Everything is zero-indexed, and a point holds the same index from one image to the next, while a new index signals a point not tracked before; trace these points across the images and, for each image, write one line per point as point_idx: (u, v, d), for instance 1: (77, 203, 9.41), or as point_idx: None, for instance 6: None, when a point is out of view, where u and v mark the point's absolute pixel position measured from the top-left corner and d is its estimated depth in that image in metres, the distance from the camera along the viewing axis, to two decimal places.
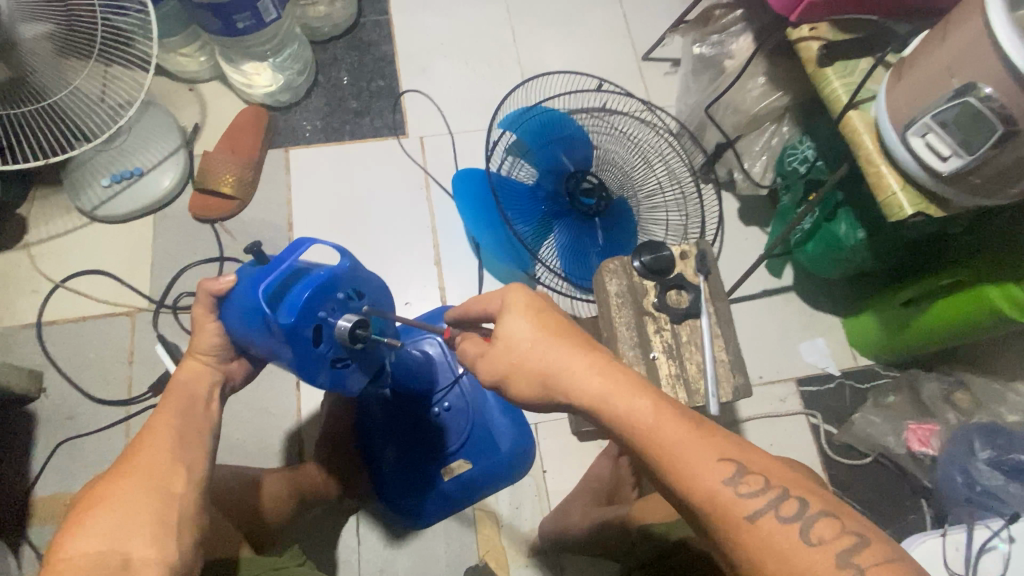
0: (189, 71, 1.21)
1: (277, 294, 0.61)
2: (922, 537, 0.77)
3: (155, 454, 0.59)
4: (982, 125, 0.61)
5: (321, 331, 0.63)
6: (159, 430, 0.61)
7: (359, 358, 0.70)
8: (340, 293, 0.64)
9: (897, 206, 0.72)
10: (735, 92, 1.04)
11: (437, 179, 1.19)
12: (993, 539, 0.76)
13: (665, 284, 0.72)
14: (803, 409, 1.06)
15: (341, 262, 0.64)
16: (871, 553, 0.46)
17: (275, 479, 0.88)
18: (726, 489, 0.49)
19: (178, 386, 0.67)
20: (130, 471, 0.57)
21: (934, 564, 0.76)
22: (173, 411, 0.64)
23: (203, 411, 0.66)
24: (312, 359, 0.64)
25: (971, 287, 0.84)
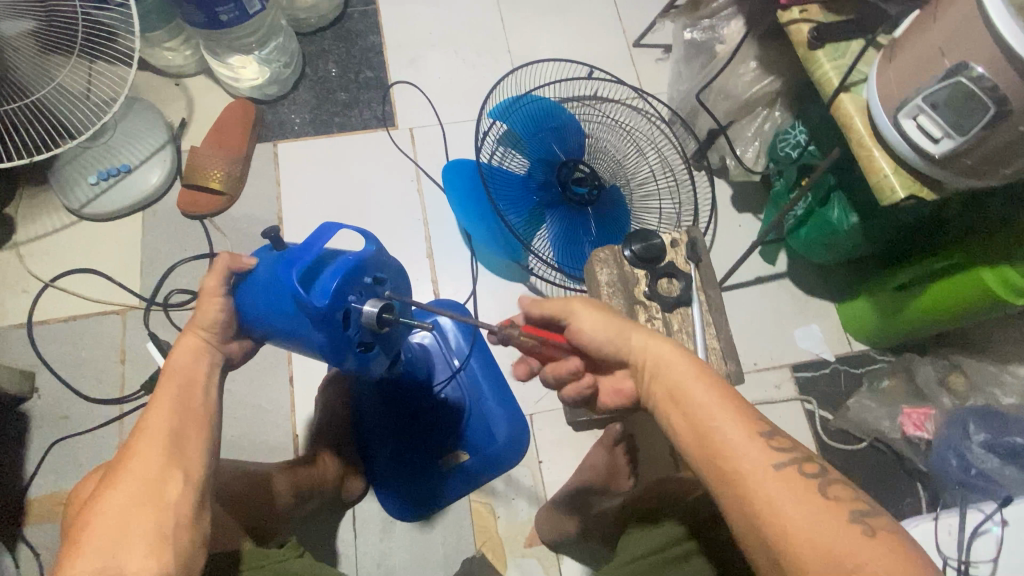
0: (174, 66, 1.19)
1: (308, 277, 0.59)
2: (916, 521, 0.82)
3: (147, 458, 0.56)
4: (975, 105, 0.60)
5: (351, 314, 0.59)
6: (153, 428, 0.58)
7: (385, 344, 0.65)
8: (368, 277, 0.61)
9: (890, 189, 0.71)
10: (726, 77, 1.03)
11: (427, 171, 1.18)
12: (985, 523, 0.80)
13: (655, 272, 0.71)
14: (799, 396, 1.06)
15: (368, 246, 0.62)
16: (884, 518, 0.49)
17: (280, 476, 0.85)
18: (756, 438, 0.54)
19: (173, 373, 0.63)
20: (125, 479, 0.55)
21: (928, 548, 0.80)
22: (169, 405, 0.60)
23: (199, 401, 0.62)
24: (341, 343, 0.60)
25: (966, 269, 0.84)
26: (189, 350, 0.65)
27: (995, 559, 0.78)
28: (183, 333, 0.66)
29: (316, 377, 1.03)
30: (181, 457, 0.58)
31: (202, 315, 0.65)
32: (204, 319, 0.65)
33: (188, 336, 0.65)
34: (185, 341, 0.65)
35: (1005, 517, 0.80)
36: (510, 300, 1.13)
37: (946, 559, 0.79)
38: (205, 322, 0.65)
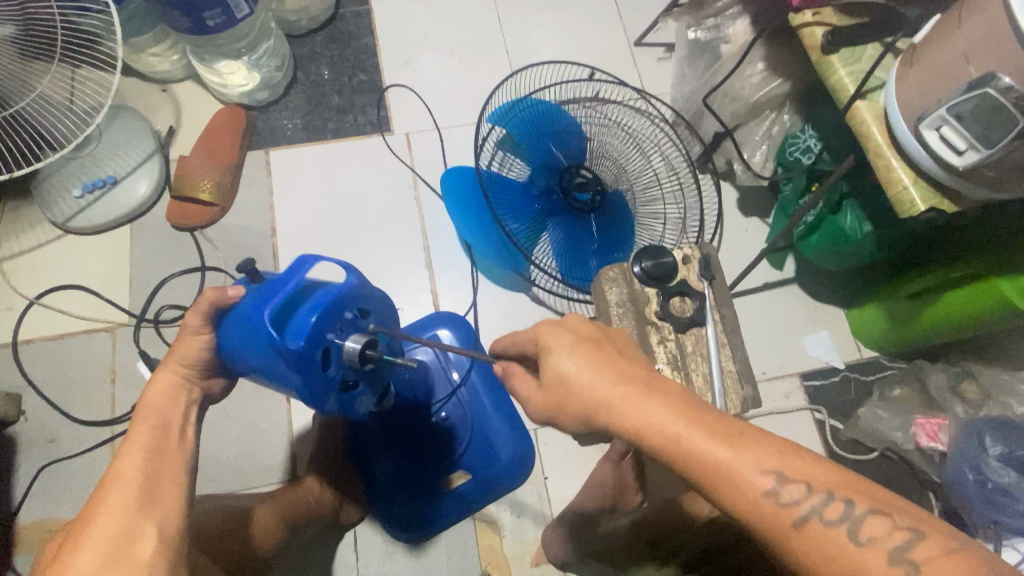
0: (160, 71, 1.15)
1: (282, 316, 0.55)
2: None
3: (117, 506, 0.53)
4: (1003, 118, 0.56)
5: (331, 353, 0.56)
6: (124, 473, 0.56)
7: (371, 381, 0.63)
8: (350, 311, 0.58)
9: (910, 202, 0.68)
10: (733, 79, 1.00)
11: (424, 178, 1.14)
12: None
13: (667, 291, 0.68)
14: (808, 405, 1.05)
15: (349, 278, 0.59)
16: (927, 546, 0.41)
17: (265, 508, 0.82)
18: (766, 501, 0.45)
19: (143, 414, 0.61)
20: (95, 531, 0.52)
21: None
22: (138, 447, 0.58)
23: (173, 441, 0.60)
24: (322, 384, 0.57)
25: (984, 280, 0.82)
26: (161, 389, 0.63)
27: None
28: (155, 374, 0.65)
29: None
30: (155, 501, 0.55)
31: (181, 351, 0.63)
32: (184, 355, 0.63)
33: (163, 375, 0.64)
34: (156, 382, 0.63)
35: None
36: (512, 311, 1.10)
37: None
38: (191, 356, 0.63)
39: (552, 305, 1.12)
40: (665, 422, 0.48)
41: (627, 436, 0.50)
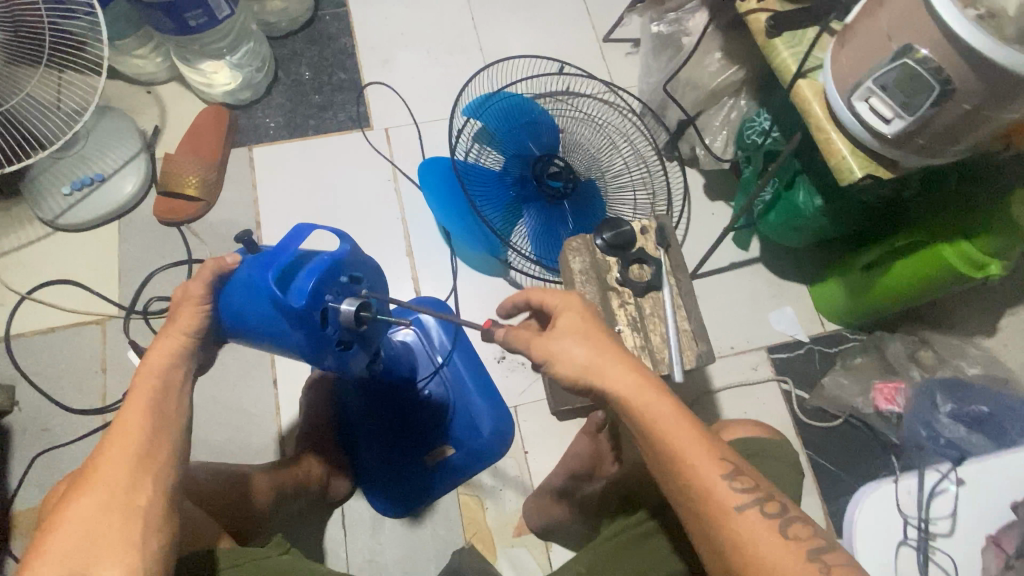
0: (145, 73, 1.19)
1: (282, 280, 0.57)
2: (878, 482, 0.84)
3: (111, 468, 0.57)
4: (920, 85, 0.63)
5: (328, 314, 0.58)
6: (125, 431, 0.59)
7: (365, 342, 0.64)
8: (345, 276, 0.59)
9: (847, 169, 0.73)
10: (693, 68, 1.06)
11: (403, 170, 1.19)
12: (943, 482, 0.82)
13: (626, 258, 0.73)
14: (775, 376, 1.09)
15: (342, 246, 0.59)
16: (839, 552, 0.54)
17: (261, 477, 0.86)
18: (723, 483, 0.55)
19: (146, 377, 0.63)
20: (92, 488, 0.56)
21: (888, 509, 0.83)
22: (136, 414, 0.60)
23: (173, 409, 0.63)
24: (319, 342, 0.59)
25: (927, 247, 0.87)
26: (163, 353, 0.65)
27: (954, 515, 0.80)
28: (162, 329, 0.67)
29: (299, 379, 1.04)
30: (149, 467, 0.58)
31: (195, 288, 0.66)
32: (195, 291, 0.66)
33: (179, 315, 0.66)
34: (165, 340, 0.65)
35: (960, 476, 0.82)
36: (490, 296, 1.14)
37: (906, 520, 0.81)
38: (198, 294, 0.66)
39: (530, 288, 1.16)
40: (654, 400, 0.57)
41: (619, 398, 0.58)
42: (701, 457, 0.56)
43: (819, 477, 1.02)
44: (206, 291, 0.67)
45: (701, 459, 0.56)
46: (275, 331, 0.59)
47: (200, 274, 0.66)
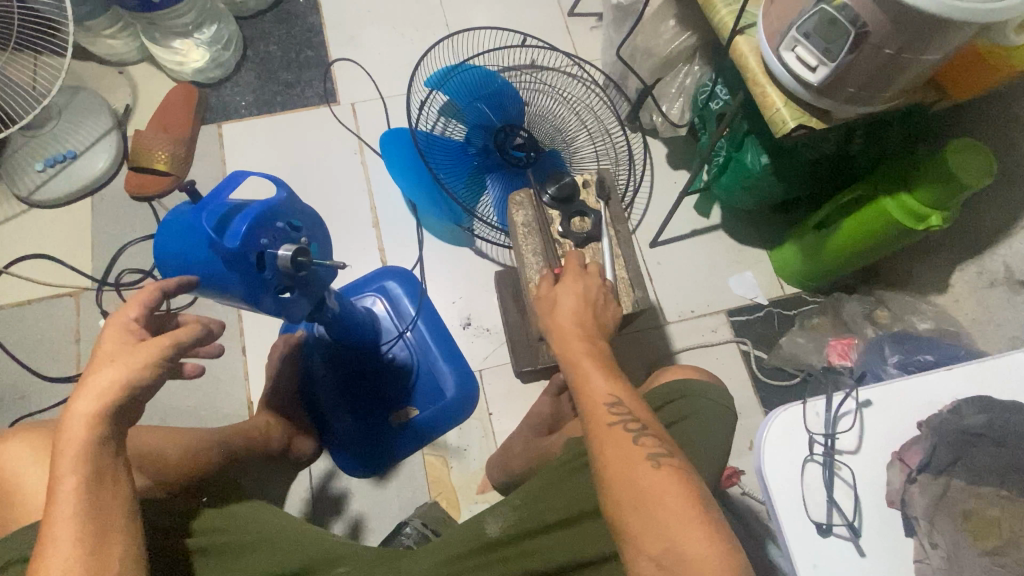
0: (117, 53, 1.22)
1: (219, 222, 0.60)
2: (784, 406, 0.67)
3: (66, 555, 0.48)
4: (839, 30, 0.65)
5: (266, 258, 0.63)
6: (71, 435, 0.51)
7: (305, 290, 0.72)
8: (281, 222, 0.65)
9: (781, 120, 0.75)
10: (648, 36, 1.08)
11: (370, 144, 1.21)
12: (846, 403, 0.67)
13: (568, 211, 0.76)
14: (734, 337, 1.11)
15: (278, 193, 0.65)
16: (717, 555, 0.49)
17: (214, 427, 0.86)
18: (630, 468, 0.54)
19: (71, 446, 0.51)
20: (40, 575, 0.48)
21: (796, 433, 0.66)
22: (73, 493, 0.50)
23: (111, 493, 0.52)
24: (257, 285, 0.64)
25: (870, 201, 0.90)
26: (83, 420, 0.51)
27: (858, 449, 0.65)
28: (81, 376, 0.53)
29: (267, 346, 1.06)
30: (105, 552, 0.50)
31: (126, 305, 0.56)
32: (127, 311, 0.56)
33: (98, 354, 0.53)
34: (82, 395, 0.51)
35: (865, 398, 0.68)
36: (455, 264, 1.16)
37: (811, 438, 0.65)
38: (135, 314, 0.55)
39: (496, 257, 1.17)
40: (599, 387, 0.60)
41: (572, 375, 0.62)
42: (614, 441, 0.56)
43: None
44: (143, 314, 0.56)
45: (614, 448, 0.55)
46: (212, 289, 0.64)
47: (137, 294, 0.56)
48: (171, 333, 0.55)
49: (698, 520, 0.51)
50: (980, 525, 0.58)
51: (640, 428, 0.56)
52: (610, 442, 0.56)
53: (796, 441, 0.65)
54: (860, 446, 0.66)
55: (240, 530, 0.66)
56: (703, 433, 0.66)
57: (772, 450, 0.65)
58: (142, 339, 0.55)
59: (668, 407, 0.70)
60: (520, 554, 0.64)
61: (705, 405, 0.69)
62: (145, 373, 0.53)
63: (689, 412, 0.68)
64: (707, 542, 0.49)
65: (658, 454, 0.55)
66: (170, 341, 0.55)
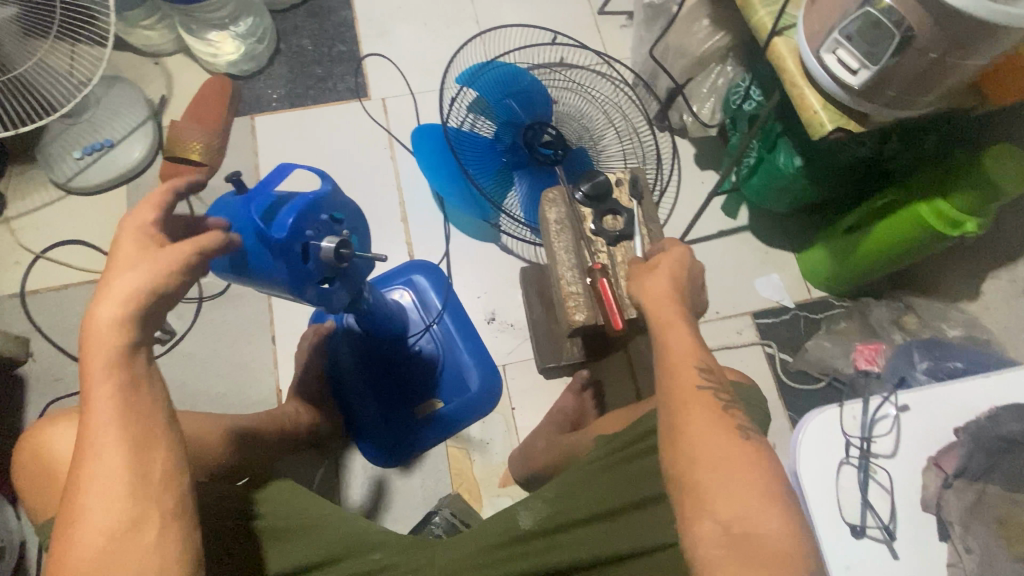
0: (154, 45, 1.24)
1: (266, 213, 0.61)
2: (820, 409, 0.69)
3: (110, 460, 0.49)
4: (882, 33, 0.65)
5: (310, 249, 0.65)
6: (96, 335, 0.50)
7: (344, 280, 0.74)
8: (324, 215, 0.66)
9: (818, 123, 0.75)
10: (681, 35, 1.08)
11: (399, 139, 1.23)
12: (884, 406, 0.68)
13: (600, 209, 0.76)
14: (759, 340, 1.11)
15: (323, 186, 0.67)
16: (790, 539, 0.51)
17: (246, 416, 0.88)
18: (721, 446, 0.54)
19: (97, 350, 0.50)
20: (88, 479, 0.48)
21: (831, 436, 0.67)
22: (107, 396, 0.49)
23: (146, 393, 0.51)
24: (302, 276, 0.66)
25: (904, 205, 0.89)
26: (106, 322, 0.50)
27: (893, 454, 0.66)
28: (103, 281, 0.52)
29: (296, 336, 1.08)
30: (149, 453, 0.50)
31: (142, 211, 0.55)
32: (145, 217, 0.55)
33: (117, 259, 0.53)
34: (105, 297, 0.51)
35: (902, 401, 0.68)
36: (482, 260, 1.16)
37: (848, 441, 0.67)
38: (154, 219, 0.55)
39: (521, 253, 1.18)
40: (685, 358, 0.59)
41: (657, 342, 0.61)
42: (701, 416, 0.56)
43: None
44: (162, 216, 0.56)
45: (700, 418, 0.56)
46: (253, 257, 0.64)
47: (150, 198, 0.56)
48: (192, 240, 0.54)
49: (772, 498, 0.52)
50: (1014, 531, 0.58)
51: (728, 406, 0.58)
52: (694, 413, 0.56)
53: (830, 444, 0.67)
54: (896, 449, 0.66)
55: (287, 512, 0.67)
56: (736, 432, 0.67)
57: (804, 454, 0.67)
58: (162, 244, 0.55)
59: None
60: (550, 548, 0.65)
61: (739, 406, 0.68)
62: (169, 279, 0.52)
63: None
64: (790, 534, 0.51)
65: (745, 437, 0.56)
66: (191, 247, 0.53)
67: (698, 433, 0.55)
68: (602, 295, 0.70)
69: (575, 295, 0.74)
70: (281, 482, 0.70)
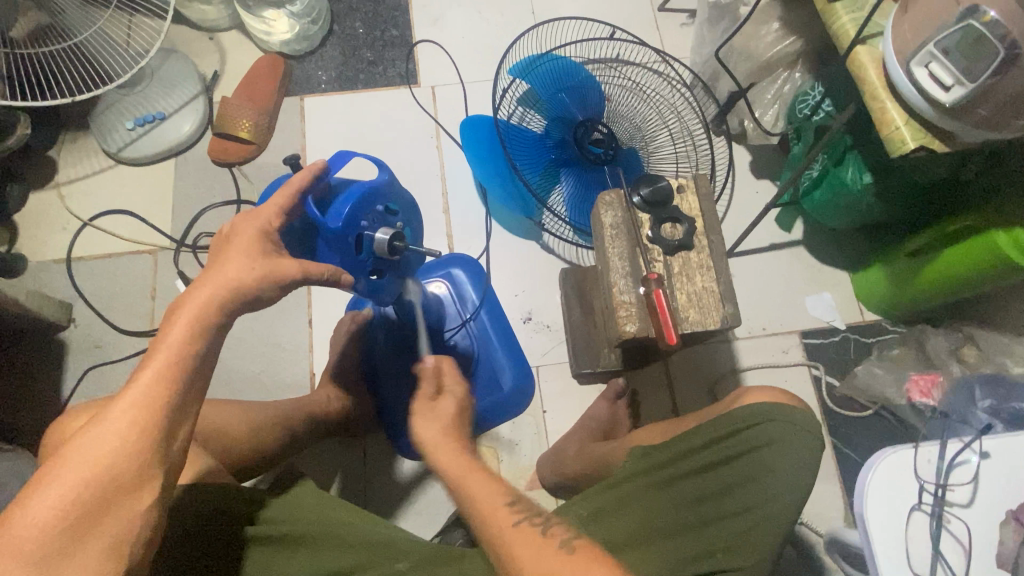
0: (210, 20, 1.24)
1: (321, 201, 0.64)
2: (893, 447, 0.66)
3: (138, 417, 0.50)
4: (983, 49, 0.62)
5: (364, 240, 0.68)
6: (191, 300, 0.53)
7: (393, 271, 0.77)
8: (380, 205, 0.69)
9: (900, 140, 0.71)
10: (748, 38, 1.03)
11: (447, 129, 1.21)
12: (964, 452, 0.66)
13: (660, 216, 0.73)
14: (806, 361, 1.06)
15: (380, 176, 0.69)
16: None
17: (276, 405, 0.87)
18: None
19: (188, 310, 0.53)
20: (118, 416, 0.49)
21: (904, 476, 0.65)
22: (173, 356, 0.52)
23: (194, 377, 0.53)
24: (354, 265, 0.69)
25: (980, 232, 0.83)
26: (207, 291, 0.54)
27: (970, 504, 0.64)
28: (216, 257, 0.56)
29: (332, 321, 1.08)
30: (174, 429, 0.52)
31: (264, 213, 0.59)
32: (267, 219, 0.59)
33: (238, 241, 0.57)
34: (221, 271, 0.55)
35: (984, 448, 0.66)
36: (523, 257, 1.14)
37: (922, 485, 0.64)
38: (274, 225, 0.59)
39: (561, 253, 1.15)
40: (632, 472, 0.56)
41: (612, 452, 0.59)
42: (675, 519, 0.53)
43: (840, 464, 1.00)
44: (277, 225, 0.59)
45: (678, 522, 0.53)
46: (305, 253, 0.65)
47: (277, 204, 0.59)
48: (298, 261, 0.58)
49: None
50: None
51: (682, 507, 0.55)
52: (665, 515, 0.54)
53: (903, 487, 0.64)
54: (974, 499, 0.65)
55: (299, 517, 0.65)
56: (783, 464, 0.65)
57: (872, 501, 0.64)
58: (271, 248, 0.58)
59: (745, 431, 0.68)
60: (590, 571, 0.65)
61: (789, 431, 0.67)
62: (267, 282, 0.56)
63: (768, 438, 0.67)
64: None
65: (512, 502, 0.62)
66: (299, 268, 0.58)
67: (469, 494, 0.62)
68: (657, 306, 0.68)
69: (627, 304, 0.72)
70: (308, 485, 0.69)
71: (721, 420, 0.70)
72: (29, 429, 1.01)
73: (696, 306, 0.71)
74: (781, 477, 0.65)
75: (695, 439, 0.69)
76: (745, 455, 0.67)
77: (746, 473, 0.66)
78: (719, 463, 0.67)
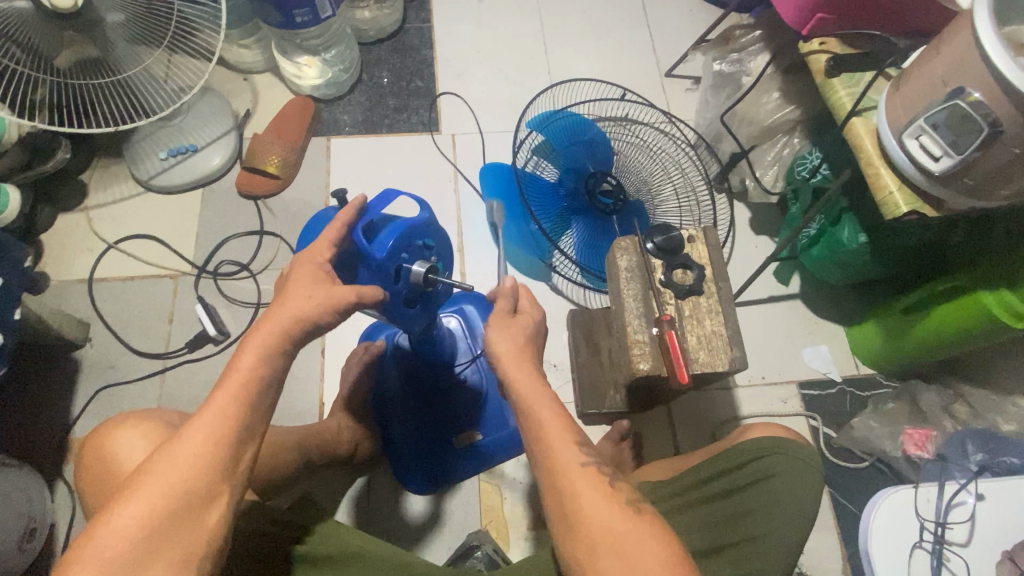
0: (246, 62, 1.32)
1: (368, 232, 0.70)
2: (897, 487, 0.88)
3: (210, 435, 0.53)
4: (969, 126, 0.66)
5: (402, 271, 0.73)
6: (264, 327, 0.58)
7: (421, 303, 0.83)
8: (418, 239, 0.74)
9: (894, 204, 0.77)
10: (751, 105, 1.11)
11: (464, 173, 1.27)
12: (961, 493, 0.86)
13: (672, 263, 0.78)
14: (803, 411, 1.09)
15: (421, 214, 0.74)
16: None
17: (285, 432, 0.86)
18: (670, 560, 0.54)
19: (259, 337, 0.57)
20: (193, 434, 0.52)
21: (906, 512, 0.86)
22: (243, 380, 0.55)
23: (261, 398, 0.56)
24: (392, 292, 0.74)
25: (969, 293, 0.87)
26: (279, 320, 0.58)
27: (966, 543, 0.84)
28: (279, 292, 0.61)
29: (346, 351, 1.11)
30: (243, 448, 0.54)
31: (317, 248, 0.64)
32: (320, 253, 0.64)
33: (297, 276, 0.62)
34: (285, 303, 0.59)
35: (979, 490, 0.86)
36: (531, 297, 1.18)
37: (923, 521, 0.85)
38: (325, 258, 0.64)
39: (569, 294, 1.19)
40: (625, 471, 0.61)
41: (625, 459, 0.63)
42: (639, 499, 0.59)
43: (837, 514, 1.02)
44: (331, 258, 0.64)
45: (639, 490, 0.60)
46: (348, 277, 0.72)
47: (326, 237, 0.64)
48: (354, 287, 0.62)
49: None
50: None
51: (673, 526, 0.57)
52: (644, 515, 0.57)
53: (906, 525, 0.86)
54: (970, 539, 0.84)
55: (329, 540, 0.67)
56: (787, 493, 0.67)
57: (876, 533, 0.86)
58: (330, 278, 0.63)
59: (751, 464, 0.71)
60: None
61: (794, 463, 0.70)
62: (328, 310, 0.60)
63: (773, 470, 0.69)
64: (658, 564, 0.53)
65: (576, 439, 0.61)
66: (353, 291, 0.62)
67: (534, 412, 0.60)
68: (669, 345, 0.71)
69: (640, 343, 0.76)
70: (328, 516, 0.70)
71: (732, 455, 0.73)
72: (34, 446, 1.01)
73: (705, 348, 0.75)
74: (785, 504, 0.67)
75: (709, 470, 0.73)
76: (751, 486, 0.70)
77: (749, 503, 0.68)
78: (725, 492, 0.71)
